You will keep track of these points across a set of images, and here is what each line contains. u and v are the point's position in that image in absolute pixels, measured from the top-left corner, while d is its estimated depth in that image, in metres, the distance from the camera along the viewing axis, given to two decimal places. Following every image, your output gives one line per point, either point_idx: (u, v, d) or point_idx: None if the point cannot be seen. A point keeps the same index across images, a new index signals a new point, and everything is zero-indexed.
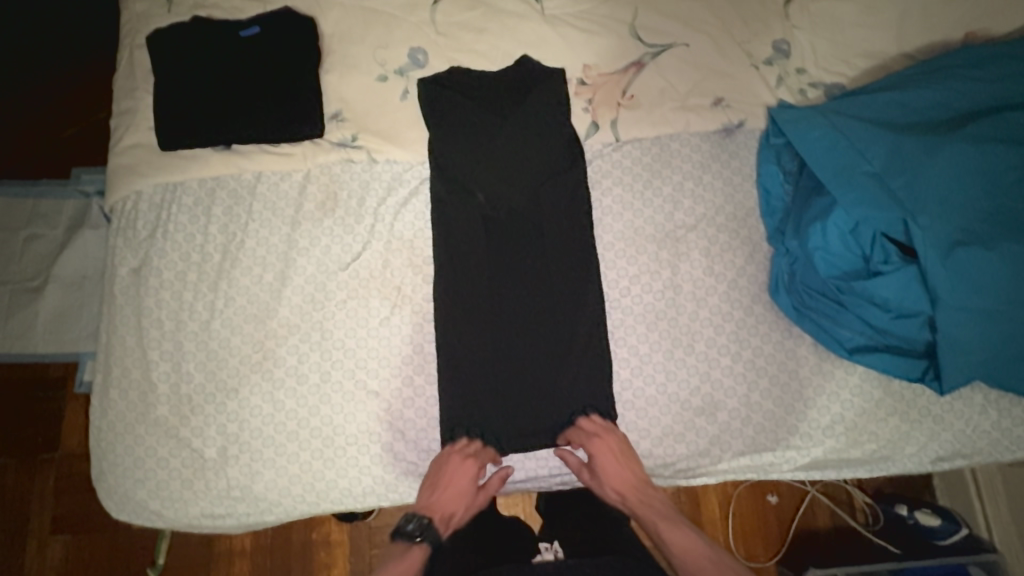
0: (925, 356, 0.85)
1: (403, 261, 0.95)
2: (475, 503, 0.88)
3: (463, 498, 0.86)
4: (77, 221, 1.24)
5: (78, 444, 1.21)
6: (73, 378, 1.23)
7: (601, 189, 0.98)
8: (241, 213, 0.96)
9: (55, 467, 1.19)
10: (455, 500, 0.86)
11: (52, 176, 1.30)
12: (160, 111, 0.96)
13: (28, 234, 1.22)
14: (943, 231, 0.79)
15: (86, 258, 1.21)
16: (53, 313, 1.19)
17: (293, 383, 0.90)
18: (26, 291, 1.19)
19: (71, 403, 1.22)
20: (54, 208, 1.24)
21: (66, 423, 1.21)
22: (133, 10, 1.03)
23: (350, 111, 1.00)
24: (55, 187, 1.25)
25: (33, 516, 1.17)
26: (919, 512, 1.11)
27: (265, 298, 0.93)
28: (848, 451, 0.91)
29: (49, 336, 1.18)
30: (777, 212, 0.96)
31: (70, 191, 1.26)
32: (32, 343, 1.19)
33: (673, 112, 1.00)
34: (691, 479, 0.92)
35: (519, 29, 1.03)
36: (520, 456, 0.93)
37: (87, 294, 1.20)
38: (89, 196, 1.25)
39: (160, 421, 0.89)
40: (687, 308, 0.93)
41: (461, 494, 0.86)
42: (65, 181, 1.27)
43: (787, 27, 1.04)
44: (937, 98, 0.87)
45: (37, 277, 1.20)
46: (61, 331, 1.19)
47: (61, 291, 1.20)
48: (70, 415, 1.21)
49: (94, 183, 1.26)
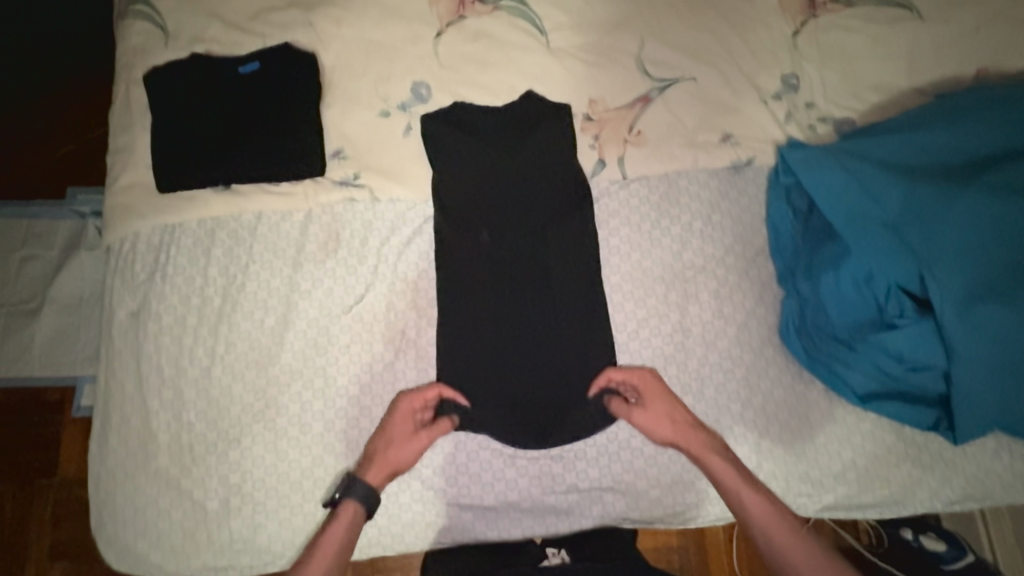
0: (938, 406, 0.84)
1: (406, 304, 0.94)
2: (409, 453, 0.84)
3: (390, 452, 0.84)
4: (74, 242, 1.22)
5: (77, 470, 1.18)
6: (71, 402, 1.19)
7: (609, 229, 0.96)
8: (242, 254, 0.94)
9: (53, 492, 1.17)
10: (383, 456, 0.83)
11: (48, 198, 1.26)
12: (160, 154, 0.95)
13: (24, 255, 1.21)
14: (961, 285, 0.78)
15: (83, 279, 1.20)
16: (50, 337, 1.18)
17: (296, 433, 0.89)
18: (22, 312, 1.18)
19: (69, 428, 1.20)
20: (50, 228, 1.23)
21: (65, 448, 1.19)
22: (128, 43, 1.00)
23: (353, 148, 0.98)
24: (50, 207, 1.23)
25: (32, 539, 1.15)
26: (925, 536, 1.10)
27: (268, 343, 0.91)
28: (861, 497, 0.89)
29: (46, 360, 1.17)
30: (787, 252, 0.94)
31: (65, 211, 1.24)
32: (29, 367, 1.17)
33: (681, 148, 0.98)
34: (689, 522, 0.91)
35: (524, 62, 1.01)
36: (517, 512, 0.89)
37: (85, 317, 1.19)
38: (86, 216, 1.24)
39: (160, 471, 0.87)
40: (697, 351, 0.92)
41: (393, 443, 0.84)
42: (61, 201, 1.24)
43: (796, 59, 1.02)
44: (955, 142, 0.85)
45: (33, 299, 1.19)
46: (58, 355, 1.18)
47: (57, 314, 1.18)
48: (69, 440, 1.19)
49: (90, 204, 1.24)
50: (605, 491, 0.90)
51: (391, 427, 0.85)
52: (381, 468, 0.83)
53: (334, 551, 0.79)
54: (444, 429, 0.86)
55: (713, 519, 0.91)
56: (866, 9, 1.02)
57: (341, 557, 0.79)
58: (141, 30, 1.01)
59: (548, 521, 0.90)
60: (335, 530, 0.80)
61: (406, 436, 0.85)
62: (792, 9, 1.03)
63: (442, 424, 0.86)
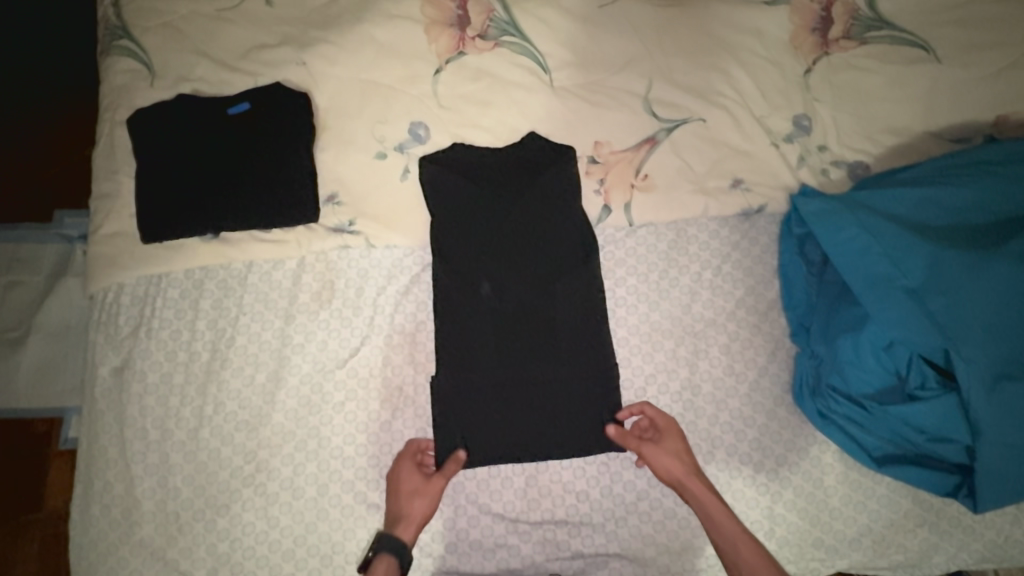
0: (958, 472, 0.80)
1: (403, 358, 0.90)
2: (432, 500, 0.81)
3: (413, 505, 0.81)
4: (60, 267, 1.17)
5: (65, 505, 1.12)
6: (58, 435, 1.14)
7: (615, 279, 0.93)
8: (231, 306, 0.90)
9: (39, 530, 1.11)
10: (408, 510, 0.81)
11: (33, 222, 1.21)
12: (144, 203, 0.90)
13: (8, 282, 1.16)
14: (986, 361, 0.75)
15: (69, 306, 1.15)
16: (34, 369, 1.13)
17: (288, 498, 0.85)
18: (6, 343, 1.13)
19: (56, 462, 1.13)
20: (35, 252, 1.18)
21: (52, 484, 1.13)
22: (113, 82, 0.96)
23: (348, 193, 0.93)
24: (35, 231, 1.19)
25: None
26: None
27: (258, 402, 0.87)
28: (876, 563, 0.86)
29: (31, 393, 1.12)
30: (800, 306, 0.91)
31: (51, 235, 1.20)
32: (14, 399, 1.12)
33: (690, 195, 0.94)
34: None
35: (526, 102, 0.97)
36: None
37: (71, 346, 1.13)
38: (73, 240, 1.20)
39: (146, 541, 0.83)
40: (707, 410, 0.88)
41: (410, 494, 0.81)
42: (47, 224, 1.20)
43: (808, 100, 0.98)
44: (975, 200, 0.82)
45: (18, 327, 1.14)
46: (44, 387, 1.13)
47: (43, 343, 1.13)
48: (56, 474, 1.13)
49: (78, 227, 1.20)
50: (612, 558, 0.85)
51: (409, 481, 0.82)
52: (406, 521, 0.80)
53: None
54: (489, 429, 0.86)
55: None
56: (880, 48, 0.98)
57: None
58: (125, 68, 0.96)
59: None
60: None
61: (422, 482, 0.82)
62: (804, 47, 1.00)
63: (454, 458, 0.83)
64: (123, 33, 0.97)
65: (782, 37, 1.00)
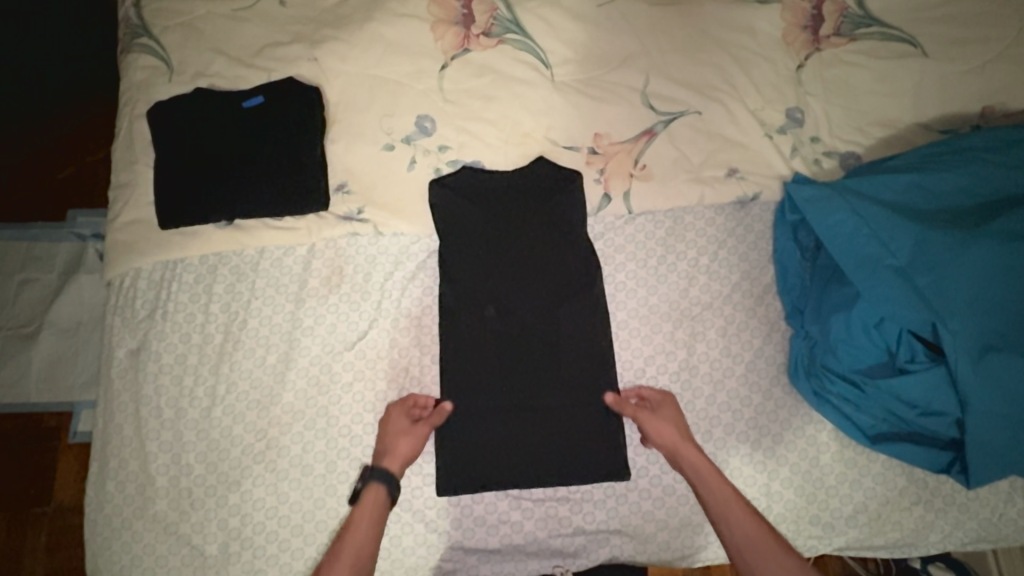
0: (950, 448, 0.83)
1: (409, 340, 0.93)
2: (415, 438, 0.84)
3: (397, 443, 0.84)
4: (73, 265, 1.21)
5: (73, 498, 1.14)
6: (68, 427, 1.16)
7: (614, 264, 0.96)
8: (244, 290, 0.93)
9: (48, 521, 1.12)
10: (393, 446, 0.83)
11: (47, 220, 1.25)
12: (162, 191, 0.94)
13: (23, 278, 1.20)
14: (974, 334, 0.77)
15: (81, 302, 1.18)
16: (47, 361, 1.16)
17: (297, 474, 0.87)
18: (19, 338, 1.16)
19: (65, 454, 1.15)
20: (50, 250, 1.22)
21: (62, 476, 1.14)
22: (133, 78, 1.00)
23: (357, 183, 0.97)
24: (51, 229, 1.23)
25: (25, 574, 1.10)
26: (933, 565, 0.99)
27: (269, 382, 0.90)
28: (872, 541, 0.88)
29: (44, 385, 1.15)
30: (795, 289, 0.94)
31: (65, 234, 1.24)
32: (27, 392, 1.15)
33: (686, 183, 0.98)
34: (692, 561, 0.89)
35: (529, 96, 1.01)
36: (521, 555, 0.87)
37: (83, 339, 1.17)
38: (85, 238, 1.23)
39: (159, 516, 0.85)
40: (705, 391, 0.91)
41: (396, 432, 0.84)
42: (61, 223, 1.24)
43: (801, 93, 1.02)
44: (960, 183, 0.85)
45: (31, 323, 1.17)
46: (56, 380, 1.16)
47: (56, 337, 1.17)
48: (66, 466, 1.15)
49: (90, 226, 1.24)
50: (612, 534, 0.88)
51: (396, 421, 0.86)
52: (393, 456, 0.83)
53: (362, 539, 0.77)
54: (491, 407, 0.88)
55: (720, 558, 0.90)
56: (870, 43, 1.02)
57: (369, 549, 0.77)
58: (145, 65, 1.00)
59: (553, 564, 0.87)
60: (362, 516, 0.79)
61: (406, 423, 0.85)
62: (796, 44, 1.03)
63: (439, 409, 0.86)
64: (143, 32, 1.01)
65: (775, 33, 1.04)
